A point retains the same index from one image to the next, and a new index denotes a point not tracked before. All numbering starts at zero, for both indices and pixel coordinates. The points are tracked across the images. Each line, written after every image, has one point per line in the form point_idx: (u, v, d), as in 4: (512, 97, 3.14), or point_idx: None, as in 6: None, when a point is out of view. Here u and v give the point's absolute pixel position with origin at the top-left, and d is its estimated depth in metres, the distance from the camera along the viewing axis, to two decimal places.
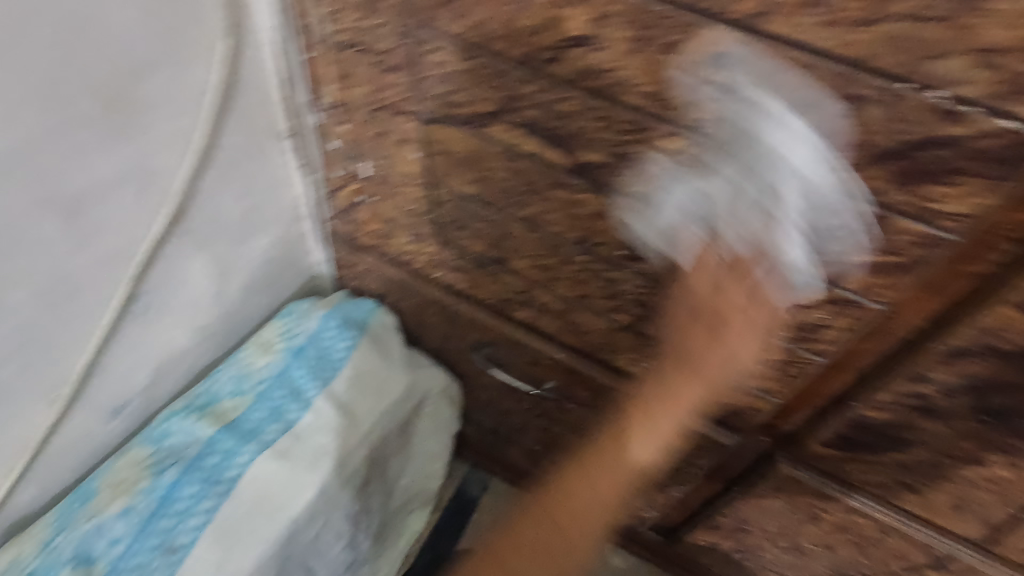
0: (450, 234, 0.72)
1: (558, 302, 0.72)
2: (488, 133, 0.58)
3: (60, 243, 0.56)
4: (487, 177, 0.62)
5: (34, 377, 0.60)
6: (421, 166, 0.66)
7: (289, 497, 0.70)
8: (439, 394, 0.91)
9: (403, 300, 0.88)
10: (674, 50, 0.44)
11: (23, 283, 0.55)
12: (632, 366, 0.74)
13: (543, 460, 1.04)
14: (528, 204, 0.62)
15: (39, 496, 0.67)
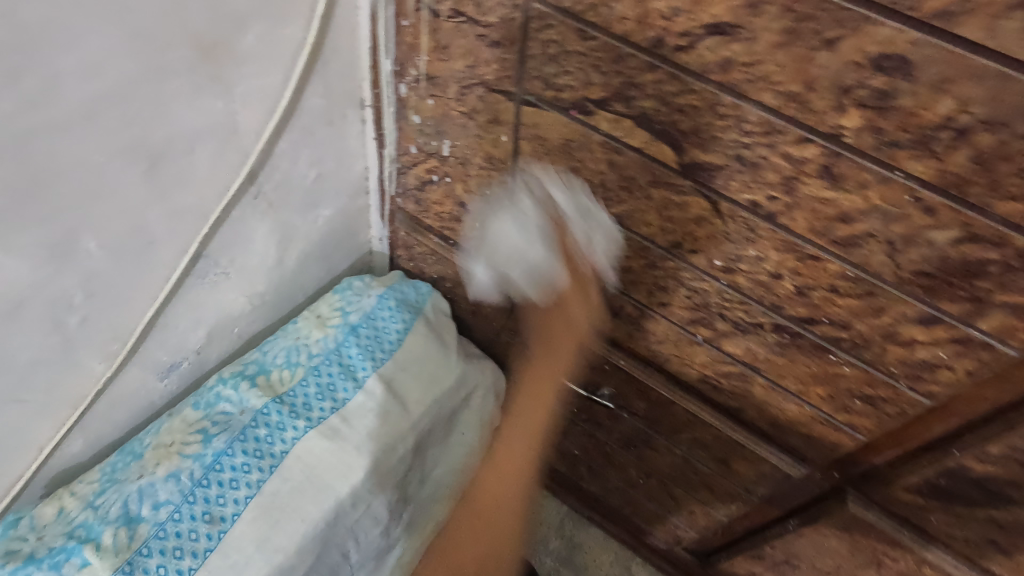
0: None
1: (632, 307, 0.68)
2: (591, 122, 0.54)
3: (140, 194, 0.54)
4: (579, 169, 0.59)
5: (97, 329, 0.58)
6: (509, 150, 0.63)
7: (337, 477, 0.68)
8: (486, 388, 0.89)
9: (461, 286, 0.86)
10: (831, 48, 0.39)
11: (99, 231, 0.53)
12: (699, 383, 0.70)
13: (581, 464, 1.01)
14: (620, 202, 0.59)
15: (86, 447, 0.65)
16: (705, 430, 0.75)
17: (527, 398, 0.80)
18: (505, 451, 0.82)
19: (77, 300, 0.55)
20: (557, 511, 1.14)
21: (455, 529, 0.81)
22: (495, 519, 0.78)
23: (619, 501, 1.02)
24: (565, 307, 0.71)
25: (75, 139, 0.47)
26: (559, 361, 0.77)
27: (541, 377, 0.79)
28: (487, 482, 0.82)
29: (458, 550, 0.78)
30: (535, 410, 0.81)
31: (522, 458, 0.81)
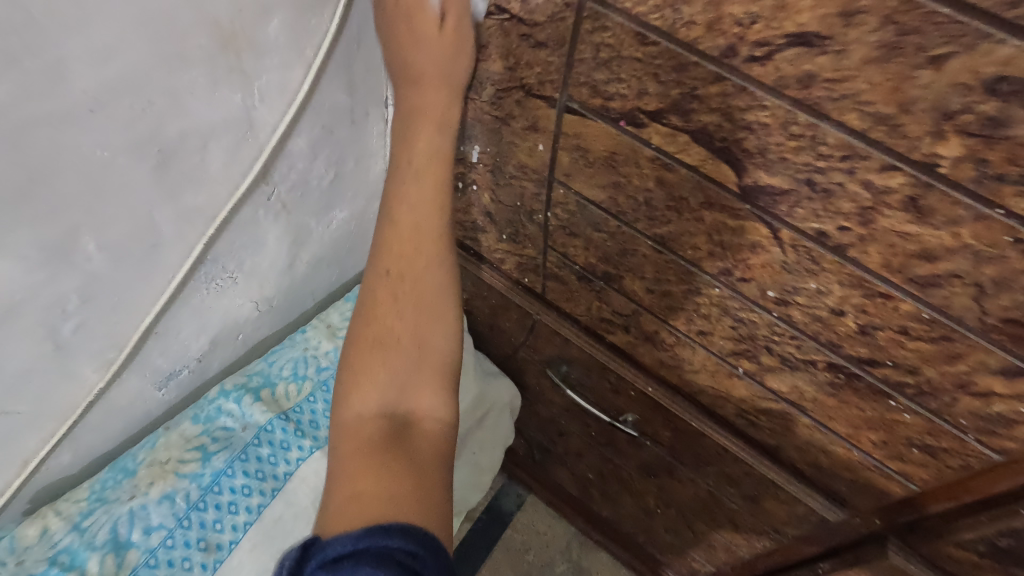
0: (556, 239, 0.64)
1: (667, 333, 0.63)
2: (641, 135, 0.50)
3: (145, 193, 0.49)
4: (622, 184, 0.54)
5: (92, 338, 0.53)
6: (545, 159, 0.58)
7: None
8: (503, 407, 0.85)
9: (480, 299, 0.81)
10: (937, 67, 0.34)
11: (99, 232, 0.48)
12: (735, 417, 0.66)
13: (594, 488, 0.97)
14: (665, 222, 0.54)
15: (74, 460, 0.60)
16: (735, 465, 0.70)
17: (415, 148, 0.58)
18: (392, 232, 0.58)
19: (71, 306, 0.50)
20: (565, 533, 1.11)
21: (351, 369, 0.57)
22: (398, 339, 0.57)
23: (632, 528, 0.98)
24: (433, 151, 0.58)
25: (76, 132, 0.42)
26: (438, 108, 0.57)
27: (422, 155, 0.58)
28: (381, 315, 0.58)
29: (379, 364, 0.57)
30: (413, 192, 0.58)
31: (395, 259, 0.58)
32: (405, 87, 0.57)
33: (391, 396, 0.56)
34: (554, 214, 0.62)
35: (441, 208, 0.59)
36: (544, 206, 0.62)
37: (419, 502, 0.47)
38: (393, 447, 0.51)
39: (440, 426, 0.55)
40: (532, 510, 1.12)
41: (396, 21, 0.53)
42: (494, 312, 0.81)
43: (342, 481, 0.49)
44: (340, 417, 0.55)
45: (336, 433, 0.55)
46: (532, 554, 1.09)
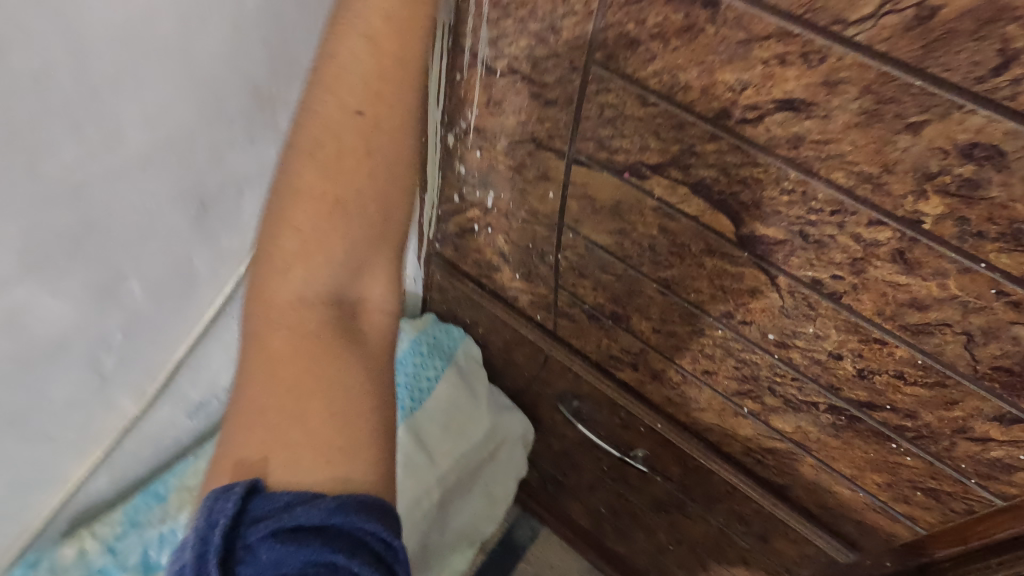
0: (566, 279, 0.67)
1: (675, 371, 0.65)
2: (645, 186, 0.53)
3: (186, 238, 0.53)
4: (628, 230, 0.57)
5: (132, 371, 0.57)
6: (555, 206, 0.62)
7: None
8: (515, 440, 0.86)
9: (494, 333, 0.84)
10: (914, 132, 0.37)
11: (143, 274, 0.52)
12: (743, 455, 0.67)
13: (607, 522, 0.97)
14: (669, 266, 0.57)
15: (110, 485, 0.65)
16: (744, 503, 0.71)
17: (330, 89, 0.40)
18: (298, 192, 0.40)
19: (116, 342, 0.54)
20: (579, 566, 1.11)
21: (256, 279, 0.41)
22: (310, 245, 0.40)
23: (644, 563, 0.98)
24: (389, 46, 0.40)
25: (127, 185, 0.46)
26: (397, 44, 0.40)
27: (360, 71, 0.39)
28: (272, 285, 0.40)
29: (288, 274, 0.40)
30: (339, 117, 0.40)
31: (315, 195, 0.40)
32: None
33: (308, 368, 0.38)
34: (564, 256, 0.65)
35: (415, 63, 0.41)
36: (556, 248, 0.65)
37: (367, 441, 0.38)
38: (334, 377, 0.39)
39: (376, 407, 0.40)
40: (546, 544, 1.13)
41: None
42: (507, 346, 0.84)
43: (253, 439, 0.37)
44: (235, 415, 0.38)
45: (231, 424, 0.38)
46: None
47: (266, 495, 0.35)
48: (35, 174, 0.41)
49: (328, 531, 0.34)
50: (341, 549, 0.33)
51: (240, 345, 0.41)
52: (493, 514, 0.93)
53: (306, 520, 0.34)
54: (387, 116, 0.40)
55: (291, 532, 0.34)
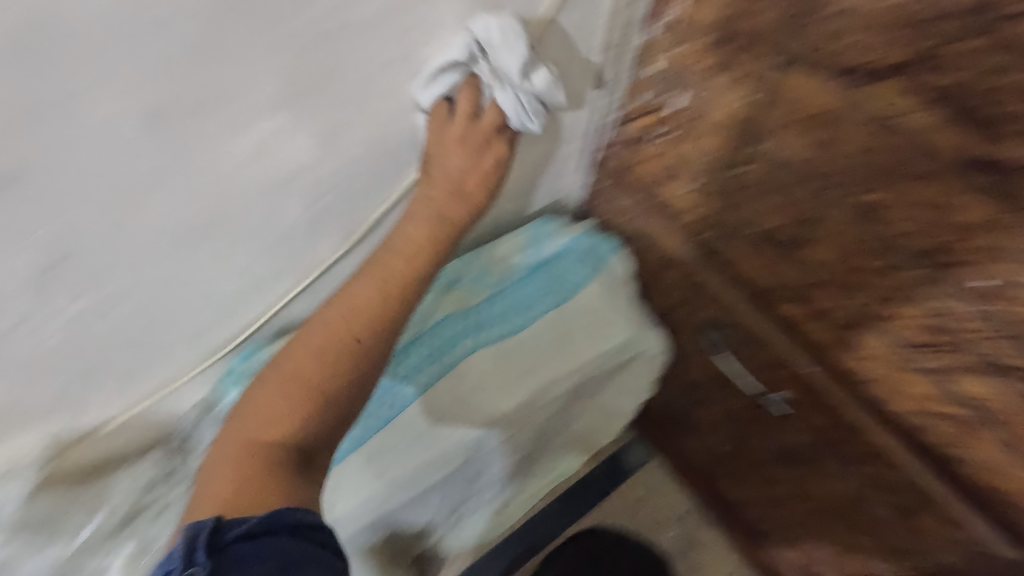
0: (745, 196, 0.65)
1: (847, 312, 0.61)
2: (864, 93, 0.48)
3: (400, 100, 0.60)
4: (830, 144, 0.53)
5: (340, 212, 0.67)
6: (751, 111, 0.59)
7: (498, 396, 0.73)
8: (650, 357, 0.87)
9: (649, 251, 0.85)
10: None
11: (362, 126, 0.60)
12: (904, 416, 0.62)
13: (723, 464, 0.97)
14: (872, 190, 0.52)
15: (306, 308, 0.77)
16: (892, 471, 0.66)
17: (362, 284, 0.60)
18: (299, 346, 0.57)
19: (331, 183, 0.63)
20: (682, 503, 1.11)
21: (244, 414, 0.55)
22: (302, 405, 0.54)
23: (755, 513, 0.96)
24: (421, 245, 0.63)
25: (366, 43, 0.53)
26: (412, 266, 0.62)
27: (387, 266, 0.61)
28: (258, 404, 0.54)
29: (270, 418, 0.54)
30: (363, 300, 0.58)
31: (318, 348, 0.56)
32: (408, 221, 0.64)
33: (267, 467, 0.51)
34: (749, 170, 0.63)
35: (436, 251, 0.63)
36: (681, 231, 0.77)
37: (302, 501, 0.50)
38: (287, 476, 0.51)
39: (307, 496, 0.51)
40: (653, 474, 1.14)
41: (444, 158, 0.63)
42: (661, 265, 0.84)
43: (212, 502, 0.49)
44: (200, 500, 0.49)
45: (198, 500, 0.50)
46: (645, 511, 1.10)
47: (229, 520, 0.45)
48: (304, 18, 0.48)
49: (273, 530, 0.45)
50: (289, 537, 0.45)
51: (212, 462, 0.53)
52: (612, 425, 0.98)
53: (250, 520, 0.45)
54: (394, 322, 0.59)
55: (249, 537, 0.44)
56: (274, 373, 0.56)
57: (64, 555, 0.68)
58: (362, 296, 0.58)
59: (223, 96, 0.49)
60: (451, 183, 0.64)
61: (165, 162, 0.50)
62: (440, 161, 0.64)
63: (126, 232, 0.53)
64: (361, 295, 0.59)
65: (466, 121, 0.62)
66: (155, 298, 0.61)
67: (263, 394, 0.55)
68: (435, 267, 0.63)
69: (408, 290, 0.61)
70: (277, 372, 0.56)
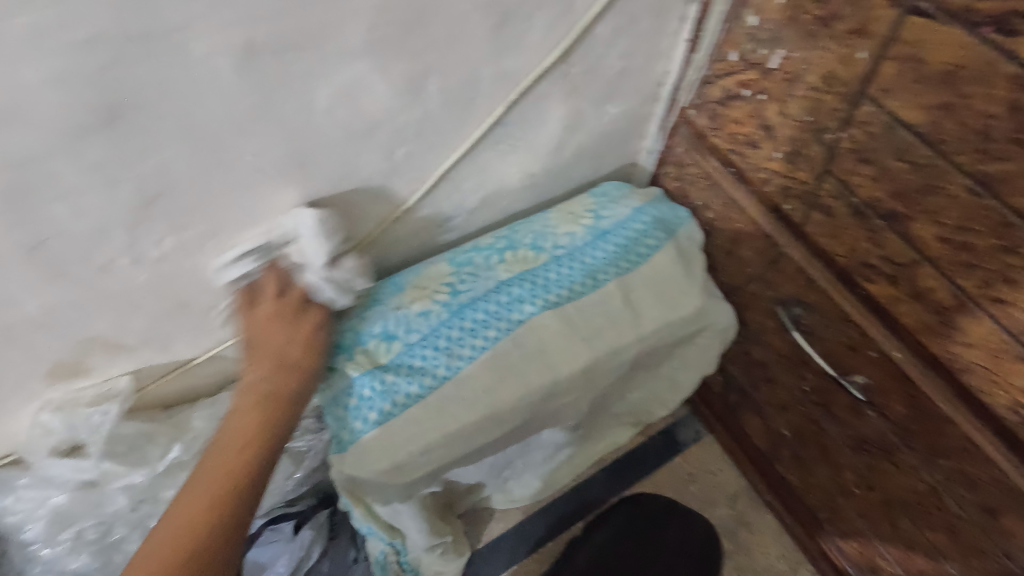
0: (841, 164, 0.60)
1: (950, 295, 0.56)
2: (1006, 48, 0.43)
3: (482, 49, 0.59)
4: (954, 107, 0.48)
5: (414, 165, 0.67)
6: (859, 71, 0.54)
7: (561, 359, 0.71)
8: (717, 332, 0.83)
9: (723, 221, 0.80)
10: None
11: (443, 76, 0.59)
12: (1004, 412, 0.57)
13: (785, 446, 0.93)
14: (998, 159, 0.47)
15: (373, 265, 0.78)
16: (981, 466, 0.61)
17: (201, 482, 0.61)
18: (148, 548, 0.57)
19: (408, 136, 0.63)
20: (735, 482, 1.09)
21: None
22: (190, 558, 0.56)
23: (815, 498, 0.93)
24: (257, 421, 0.64)
25: None
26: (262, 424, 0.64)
27: (245, 404, 0.65)
28: None
29: None
30: (243, 427, 0.64)
31: (174, 530, 0.58)
32: (244, 392, 0.65)
33: None
34: (848, 135, 0.58)
35: (290, 394, 0.66)
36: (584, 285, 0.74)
37: None
38: None
39: None
40: (708, 450, 1.12)
41: (260, 348, 0.66)
42: (736, 236, 0.80)
43: None
44: None
45: None
46: (696, 487, 1.09)
47: None
48: None
49: None
50: None
51: None
52: (669, 398, 0.96)
53: None
54: (251, 471, 0.62)
55: None
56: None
57: (151, 476, 0.71)
58: (225, 463, 0.62)
59: (313, 39, 0.49)
60: (288, 326, 0.66)
61: (257, 104, 0.51)
62: (261, 343, 0.66)
63: (219, 173, 0.55)
64: (219, 456, 0.62)
65: (279, 274, 0.66)
66: (240, 243, 0.63)
67: None
68: (282, 412, 0.65)
69: (263, 429, 0.64)
70: None
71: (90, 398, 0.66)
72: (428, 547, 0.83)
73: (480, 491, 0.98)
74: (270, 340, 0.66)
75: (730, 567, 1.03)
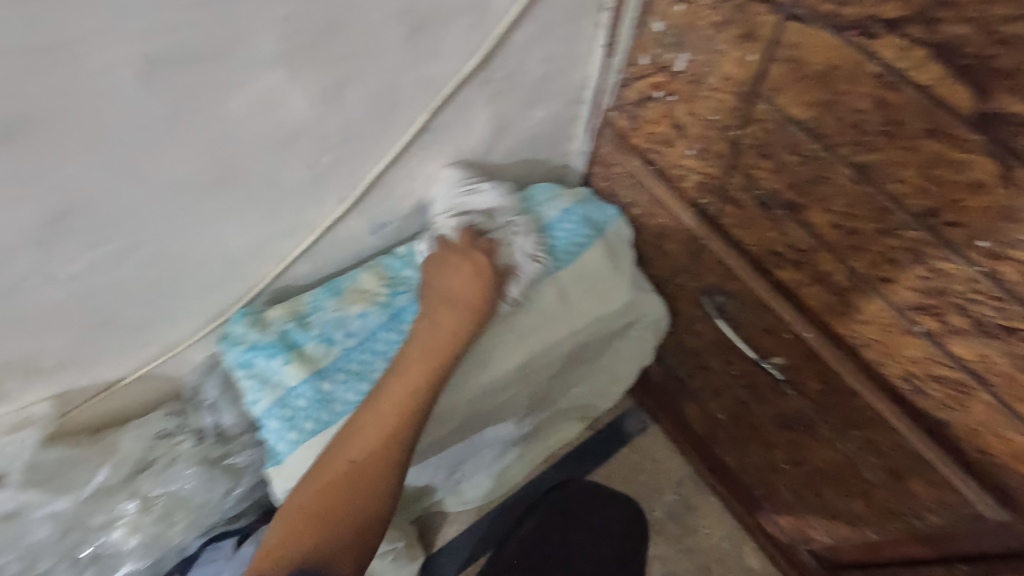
0: (744, 159, 0.64)
1: (845, 276, 0.60)
2: (868, 49, 0.47)
3: (400, 58, 0.60)
4: (831, 103, 0.52)
5: (340, 173, 0.67)
6: (751, 72, 0.58)
7: (496, 357, 0.73)
8: (649, 323, 0.87)
9: (649, 217, 0.84)
10: None
11: (361, 85, 0.60)
12: (899, 382, 0.62)
13: (721, 430, 0.98)
14: (872, 149, 0.51)
15: (309, 273, 0.78)
16: (884, 433, 0.66)
17: (383, 396, 0.62)
18: (401, 368, 0.64)
19: (331, 144, 0.63)
20: (680, 468, 1.13)
21: (344, 435, 0.60)
22: (343, 484, 0.58)
23: (752, 478, 0.97)
24: (440, 349, 0.65)
25: None
26: (446, 336, 0.65)
27: (432, 336, 0.65)
28: (326, 466, 0.59)
29: (364, 431, 0.60)
30: (399, 397, 0.61)
31: (405, 364, 0.64)
32: (400, 357, 0.64)
33: (352, 479, 0.58)
34: (748, 132, 0.62)
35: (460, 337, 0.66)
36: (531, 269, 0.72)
37: (356, 508, 0.57)
38: (365, 467, 0.58)
39: (363, 506, 0.57)
40: (654, 439, 1.15)
41: (449, 275, 0.69)
42: (661, 231, 0.83)
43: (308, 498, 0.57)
44: (316, 469, 0.59)
45: (293, 501, 0.58)
46: (643, 476, 1.12)
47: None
48: None
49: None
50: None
51: (316, 467, 0.60)
52: (611, 390, 0.99)
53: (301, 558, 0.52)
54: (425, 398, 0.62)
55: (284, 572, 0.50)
56: (359, 413, 0.61)
57: (73, 505, 0.68)
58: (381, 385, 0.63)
59: (220, 51, 0.49)
60: (472, 283, 0.68)
61: (169, 117, 0.51)
62: (439, 275, 0.69)
63: (133, 188, 0.54)
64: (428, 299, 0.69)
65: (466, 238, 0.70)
66: (161, 258, 0.62)
67: (348, 448, 0.59)
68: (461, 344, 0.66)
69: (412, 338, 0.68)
70: (359, 425, 0.60)
71: (8, 424, 0.63)
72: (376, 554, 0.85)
73: (431, 495, 0.98)
74: (441, 281, 0.69)
75: (677, 550, 1.07)
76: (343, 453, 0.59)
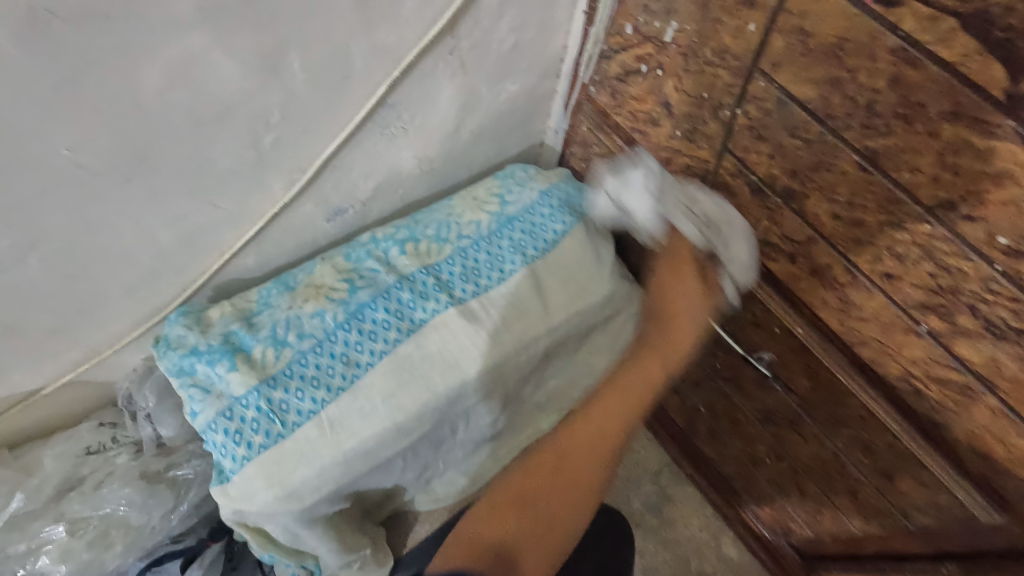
0: (738, 141, 0.58)
1: (843, 271, 0.56)
2: (892, 17, 0.42)
3: (351, 20, 0.53)
4: (840, 80, 0.47)
5: (286, 153, 0.59)
6: (750, 44, 0.52)
7: (466, 359, 0.66)
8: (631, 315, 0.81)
9: None
10: None
11: (304, 50, 0.52)
12: (896, 382, 0.58)
13: (702, 422, 0.94)
14: (883, 133, 0.46)
15: (256, 266, 0.70)
16: (877, 433, 0.63)
17: (633, 378, 0.56)
18: (647, 357, 0.57)
19: (273, 120, 0.55)
20: (659, 458, 1.10)
21: (591, 411, 0.55)
22: (545, 512, 0.49)
23: (733, 470, 0.95)
24: (682, 330, 0.57)
25: None
26: (681, 332, 0.57)
27: (674, 323, 0.57)
28: (555, 441, 0.53)
29: (613, 405, 0.55)
30: (647, 377, 0.55)
31: (648, 354, 0.57)
32: (627, 364, 0.57)
33: (566, 484, 0.51)
34: (743, 111, 0.56)
35: (695, 314, 0.58)
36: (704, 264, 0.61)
37: (564, 534, 0.49)
38: (588, 489, 0.51)
39: (560, 532, 0.49)
40: None
41: (671, 284, 0.59)
42: None
43: (507, 493, 0.51)
44: (532, 461, 0.52)
45: (487, 507, 0.50)
46: (621, 468, 1.09)
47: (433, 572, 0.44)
48: None
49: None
50: None
51: (521, 462, 0.53)
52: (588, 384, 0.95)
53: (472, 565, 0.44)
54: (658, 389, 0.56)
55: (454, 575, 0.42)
56: (603, 393, 0.55)
57: None
58: (623, 374, 0.56)
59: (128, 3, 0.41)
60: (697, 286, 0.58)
61: (61, 85, 0.43)
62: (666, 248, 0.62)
63: (26, 170, 0.46)
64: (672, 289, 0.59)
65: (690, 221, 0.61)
66: (77, 249, 0.54)
67: (576, 423, 0.54)
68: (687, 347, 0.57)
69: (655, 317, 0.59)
70: (604, 411, 0.54)
71: None
72: (342, 564, 0.79)
73: (401, 496, 0.92)
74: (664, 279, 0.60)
75: (656, 542, 1.04)
76: (568, 445, 0.53)
